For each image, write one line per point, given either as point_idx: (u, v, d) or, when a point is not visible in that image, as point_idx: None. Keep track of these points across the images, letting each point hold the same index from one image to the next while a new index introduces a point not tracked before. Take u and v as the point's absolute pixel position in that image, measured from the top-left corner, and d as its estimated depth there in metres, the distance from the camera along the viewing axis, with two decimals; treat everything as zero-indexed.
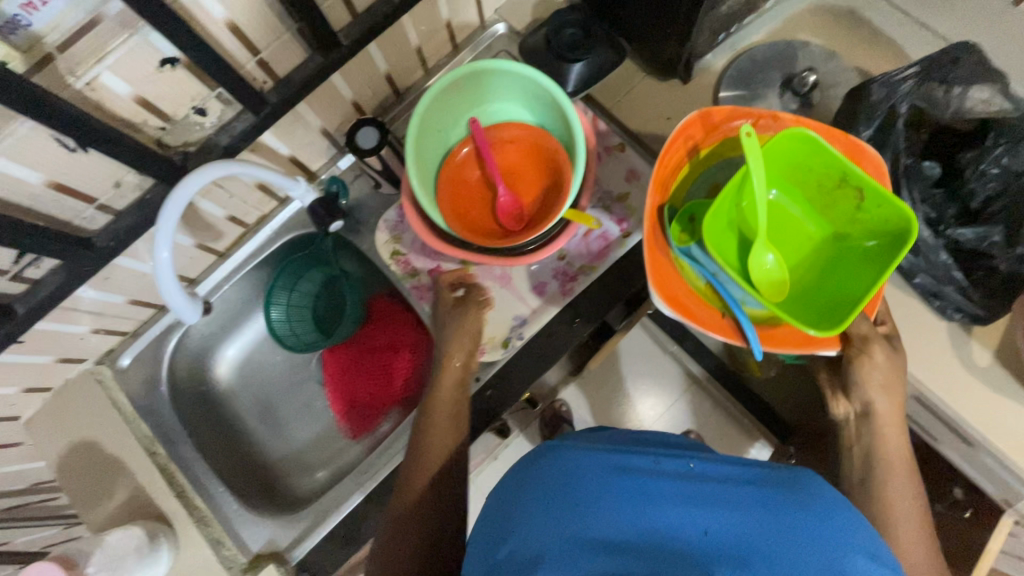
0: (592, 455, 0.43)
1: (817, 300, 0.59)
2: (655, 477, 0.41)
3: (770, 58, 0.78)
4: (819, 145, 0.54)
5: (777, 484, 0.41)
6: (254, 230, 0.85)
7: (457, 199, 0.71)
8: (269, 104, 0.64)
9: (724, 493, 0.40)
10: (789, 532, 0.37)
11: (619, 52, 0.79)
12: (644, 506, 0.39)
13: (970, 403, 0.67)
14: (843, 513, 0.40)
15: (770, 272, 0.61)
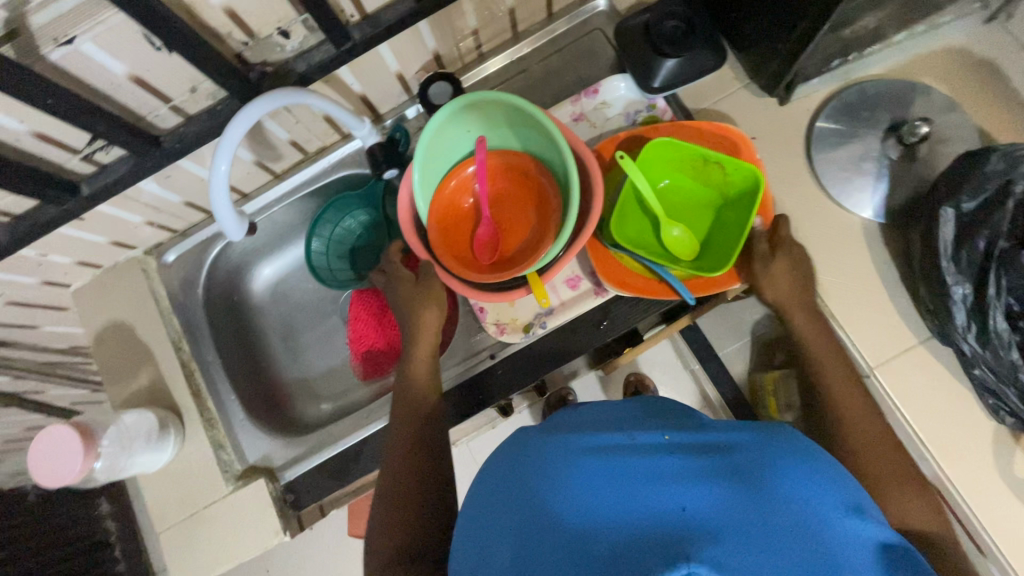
0: (561, 444, 0.45)
1: (716, 250, 0.68)
2: (629, 455, 0.42)
3: (883, 97, 0.72)
4: (672, 141, 0.66)
5: (745, 450, 0.43)
6: (312, 159, 0.86)
7: (446, 216, 0.71)
8: (352, 40, 0.63)
9: (694, 464, 0.40)
10: (767, 500, 0.37)
11: (719, 56, 0.74)
12: (617, 480, 0.39)
13: (995, 513, 0.63)
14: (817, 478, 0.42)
15: (683, 242, 0.70)
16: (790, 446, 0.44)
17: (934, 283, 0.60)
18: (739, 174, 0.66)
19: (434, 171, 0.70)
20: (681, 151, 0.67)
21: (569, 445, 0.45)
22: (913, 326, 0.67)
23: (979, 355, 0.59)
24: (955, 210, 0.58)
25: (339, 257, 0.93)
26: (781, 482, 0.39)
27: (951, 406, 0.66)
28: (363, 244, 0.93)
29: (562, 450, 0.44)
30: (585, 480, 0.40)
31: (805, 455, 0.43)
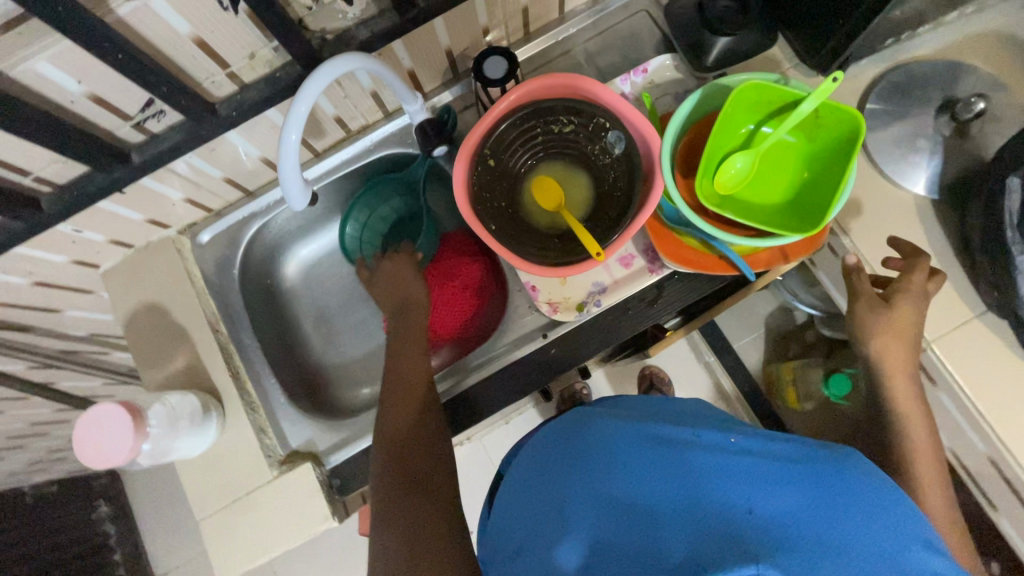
0: (632, 436, 0.47)
1: (815, 140, 0.64)
2: (698, 453, 0.43)
3: (932, 76, 0.73)
4: (766, 82, 0.61)
5: (818, 464, 0.43)
6: (354, 138, 0.84)
7: (693, 162, 0.69)
8: (417, 8, 0.62)
9: (756, 466, 0.42)
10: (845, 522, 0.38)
11: (770, 36, 0.75)
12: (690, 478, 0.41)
13: None
14: (883, 493, 0.42)
15: (740, 188, 0.66)
16: (860, 476, 0.42)
17: (998, 253, 0.61)
18: (834, 116, 0.60)
19: (717, 99, 0.68)
20: (775, 91, 0.61)
21: (633, 434, 0.47)
22: (969, 301, 0.68)
23: None
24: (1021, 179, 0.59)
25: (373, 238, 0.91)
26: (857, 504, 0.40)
27: (1007, 378, 0.67)
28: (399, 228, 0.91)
29: (638, 443, 0.46)
30: (664, 480, 0.42)
31: (871, 478, 0.42)
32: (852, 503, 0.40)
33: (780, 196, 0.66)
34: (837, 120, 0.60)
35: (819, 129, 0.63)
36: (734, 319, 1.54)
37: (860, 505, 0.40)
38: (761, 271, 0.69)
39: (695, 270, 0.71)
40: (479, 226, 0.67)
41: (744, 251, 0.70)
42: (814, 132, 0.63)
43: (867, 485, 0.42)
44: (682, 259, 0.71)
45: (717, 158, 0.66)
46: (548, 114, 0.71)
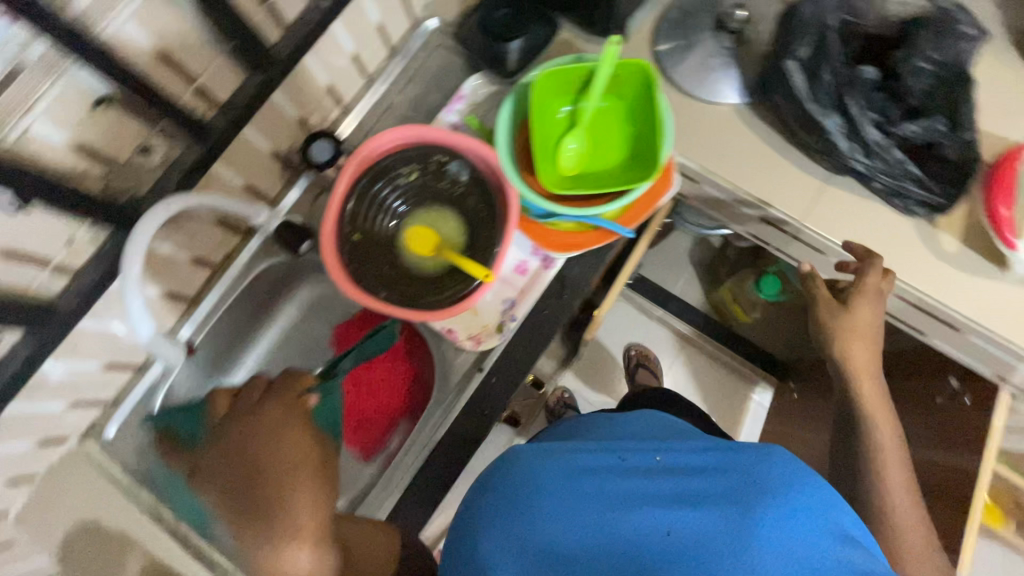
0: (566, 463, 0.53)
1: (624, 96, 0.69)
2: (622, 477, 0.51)
3: (698, 4, 0.81)
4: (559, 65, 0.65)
5: (733, 471, 0.49)
6: (222, 269, 0.82)
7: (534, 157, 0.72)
8: (215, 132, 0.62)
9: (672, 491, 0.49)
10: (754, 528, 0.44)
11: (552, 24, 0.80)
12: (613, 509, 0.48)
13: (952, 294, 0.70)
14: (801, 484, 0.47)
15: (583, 164, 0.70)
16: (778, 474, 0.48)
17: (812, 125, 0.67)
18: (628, 72, 0.66)
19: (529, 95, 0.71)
20: (571, 70, 0.66)
21: (565, 462, 0.53)
22: (815, 172, 0.75)
23: (873, 168, 0.67)
24: (796, 61, 0.65)
25: None
26: (771, 503, 0.45)
27: (873, 222, 0.73)
28: None
29: (572, 471, 0.52)
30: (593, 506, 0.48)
31: (787, 470, 0.48)
32: (765, 507, 0.45)
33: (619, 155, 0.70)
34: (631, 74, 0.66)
35: (622, 87, 0.68)
36: (661, 267, 1.66)
37: (765, 500, 0.45)
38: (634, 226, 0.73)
39: (580, 249, 0.75)
40: (366, 296, 0.67)
41: (615, 217, 0.73)
42: (619, 90, 0.68)
43: (780, 475, 0.47)
44: (565, 245, 0.75)
45: (551, 146, 0.70)
46: (392, 169, 0.73)
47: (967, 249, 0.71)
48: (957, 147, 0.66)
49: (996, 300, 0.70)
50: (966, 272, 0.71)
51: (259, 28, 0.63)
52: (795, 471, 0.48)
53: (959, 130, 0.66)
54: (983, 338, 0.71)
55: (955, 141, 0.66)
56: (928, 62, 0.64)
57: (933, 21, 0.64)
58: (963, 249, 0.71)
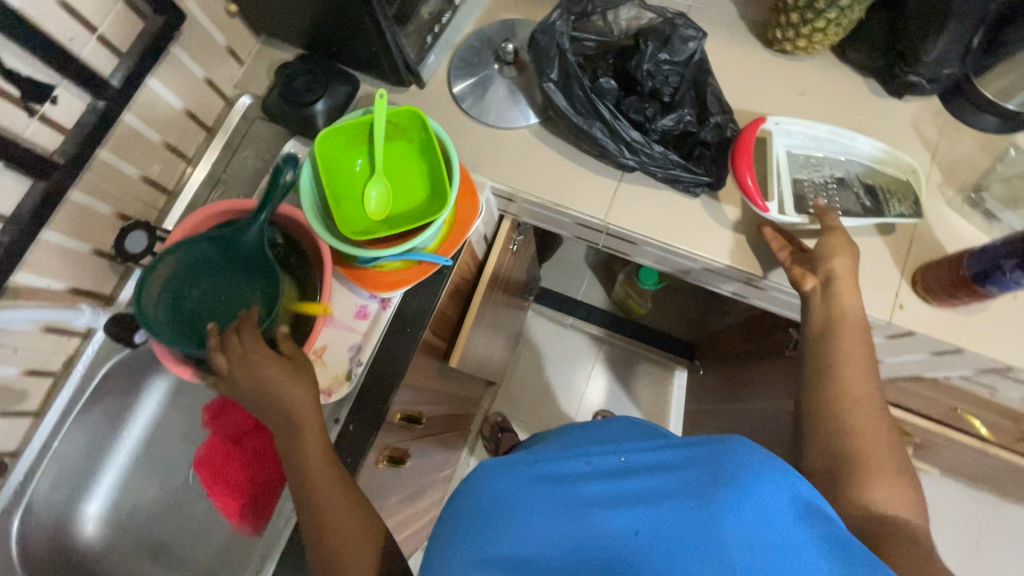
0: (517, 473, 0.45)
1: (410, 139, 0.75)
2: (580, 482, 0.43)
3: (483, 42, 0.88)
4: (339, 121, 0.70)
5: (701, 461, 0.42)
6: (65, 375, 0.81)
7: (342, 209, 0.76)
8: (3, 245, 0.64)
9: (635, 488, 0.41)
10: (730, 530, 0.37)
11: (352, 83, 0.87)
12: (572, 515, 0.40)
13: (744, 255, 0.78)
14: (775, 473, 0.40)
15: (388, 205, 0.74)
16: (747, 463, 0.40)
17: (583, 135, 0.74)
18: (405, 116, 0.72)
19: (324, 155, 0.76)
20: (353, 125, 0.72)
21: (514, 469, 0.45)
22: (609, 173, 0.82)
23: (642, 163, 0.74)
24: (552, 83, 0.72)
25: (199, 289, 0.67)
26: (733, 495, 0.38)
27: (665, 207, 0.80)
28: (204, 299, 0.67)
29: (525, 479, 0.44)
30: (548, 518, 0.40)
31: (760, 456, 0.41)
32: (738, 504, 0.38)
33: (420, 191, 0.75)
34: (408, 117, 0.73)
35: (406, 131, 0.74)
36: (561, 276, 1.73)
37: (731, 495, 0.38)
38: (453, 253, 0.78)
39: (408, 286, 0.77)
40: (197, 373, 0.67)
41: (434, 247, 0.78)
42: (405, 134, 0.75)
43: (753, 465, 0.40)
44: (393, 284, 0.77)
45: (354, 195, 0.74)
46: None
47: (748, 215, 0.79)
48: (710, 131, 0.75)
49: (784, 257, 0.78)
50: (752, 235, 0.78)
51: (34, 138, 0.65)
52: (761, 458, 0.40)
53: (705, 117, 0.75)
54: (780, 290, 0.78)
55: (705, 127, 0.75)
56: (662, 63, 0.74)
57: (660, 29, 0.74)
58: (745, 216, 0.79)
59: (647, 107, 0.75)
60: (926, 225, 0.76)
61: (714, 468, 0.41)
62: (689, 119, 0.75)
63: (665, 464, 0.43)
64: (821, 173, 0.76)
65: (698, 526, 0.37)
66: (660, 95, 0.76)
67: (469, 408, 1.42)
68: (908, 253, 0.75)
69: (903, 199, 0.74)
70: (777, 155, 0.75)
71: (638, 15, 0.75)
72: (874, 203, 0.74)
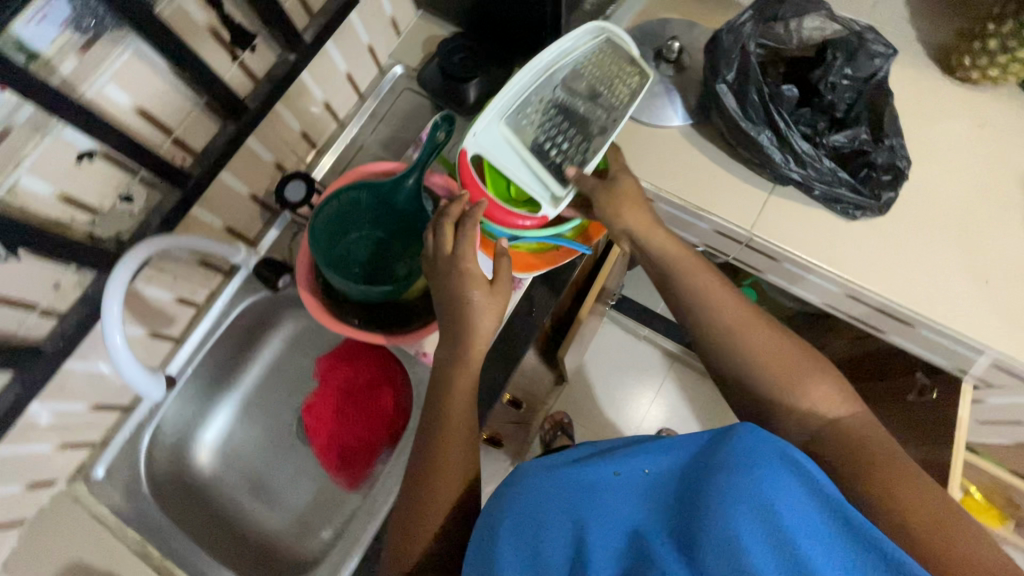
0: (549, 471, 0.48)
1: None
2: (605, 476, 0.45)
3: (641, 37, 0.88)
4: None
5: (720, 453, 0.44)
6: (206, 307, 0.87)
7: None
8: (194, 178, 0.68)
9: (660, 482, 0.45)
10: (747, 509, 0.38)
11: (506, 65, 0.88)
12: (599, 503, 0.43)
13: (898, 286, 0.74)
14: (791, 463, 0.41)
15: None
16: (762, 450, 0.42)
17: (747, 142, 0.73)
18: None
19: None
20: None
21: (544, 469, 0.49)
22: (759, 184, 0.80)
23: (807, 177, 0.72)
24: (725, 85, 0.71)
25: (363, 240, 0.76)
26: (741, 479, 0.40)
27: (816, 225, 0.77)
28: (363, 248, 0.76)
29: (553, 478, 0.47)
30: (571, 509, 0.43)
31: (778, 446, 0.42)
32: (758, 488, 0.39)
33: None
34: None
35: None
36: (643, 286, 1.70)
37: (746, 481, 0.40)
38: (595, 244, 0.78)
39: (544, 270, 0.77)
40: (342, 326, 0.71)
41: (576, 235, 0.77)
42: None
43: (772, 455, 0.42)
44: (527, 266, 0.77)
45: None
46: None
47: (905, 246, 0.75)
48: (884, 154, 0.72)
49: (941, 296, 0.73)
50: (909, 268, 0.75)
51: (232, 82, 0.69)
52: (771, 445, 0.42)
53: (883, 138, 0.72)
54: (931, 330, 0.75)
55: (880, 149, 0.72)
56: (846, 78, 0.71)
57: (846, 41, 0.71)
58: (903, 246, 0.75)
59: (818, 121, 0.73)
60: None
61: (731, 458, 0.42)
62: (862, 137, 0.72)
63: (689, 458, 0.46)
64: (543, 106, 0.65)
65: (718, 508, 0.39)
66: (834, 111, 0.73)
67: (541, 403, 1.42)
68: None
69: (617, 87, 0.68)
70: (497, 153, 0.63)
71: (823, 25, 0.71)
72: (602, 107, 0.67)
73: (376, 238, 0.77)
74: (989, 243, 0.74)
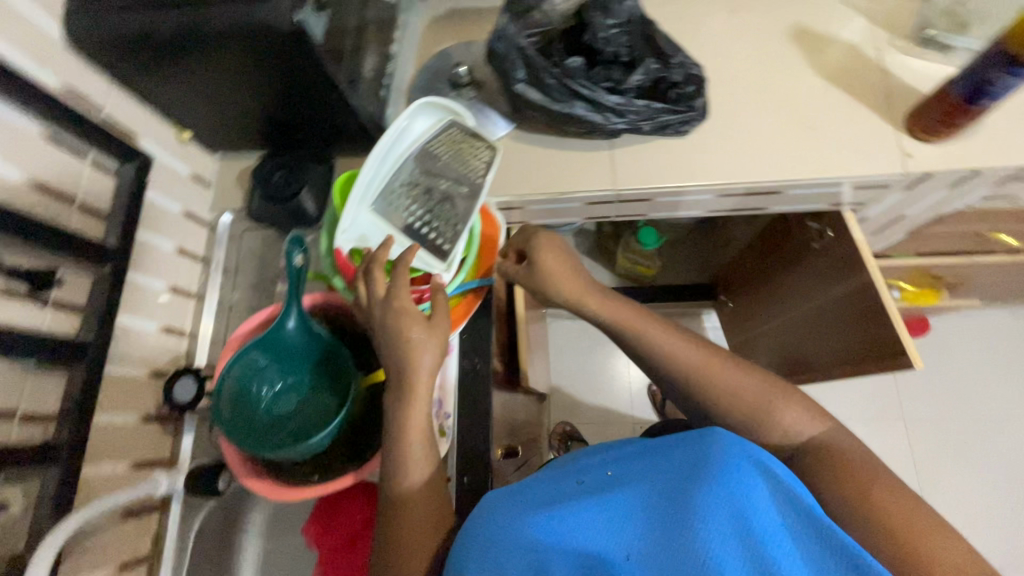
0: (525, 503, 0.52)
1: None
2: (586, 496, 0.51)
3: (431, 76, 0.91)
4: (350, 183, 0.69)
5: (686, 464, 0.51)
6: (157, 554, 0.77)
7: None
8: (66, 442, 0.60)
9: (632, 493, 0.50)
10: (709, 511, 0.45)
11: (324, 160, 0.88)
12: (579, 519, 0.48)
13: (752, 167, 0.81)
14: (748, 465, 0.49)
15: None
16: (724, 459, 0.49)
17: (567, 118, 0.76)
18: None
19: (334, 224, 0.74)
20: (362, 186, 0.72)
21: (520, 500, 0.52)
22: (598, 145, 0.84)
23: (630, 120, 0.77)
24: (521, 83, 0.75)
25: (282, 396, 0.71)
26: (705, 489, 0.47)
27: (661, 155, 0.83)
28: (286, 403, 0.71)
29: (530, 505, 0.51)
30: (548, 526, 0.47)
31: (735, 450, 0.50)
32: (716, 492, 0.46)
33: None
34: None
35: None
36: None
37: (705, 485, 0.47)
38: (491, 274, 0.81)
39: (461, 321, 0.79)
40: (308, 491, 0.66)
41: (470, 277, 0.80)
42: None
43: (726, 458, 0.50)
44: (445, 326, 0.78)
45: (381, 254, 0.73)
46: None
47: (737, 131, 0.82)
48: (678, 69, 0.78)
49: (787, 156, 0.81)
50: (751, 148, 0.82)
51: (56, 326, 0.62)
52: (737, 454, 0.50)
53: (670, 56, 0.79)
54: (796, 188, 0.82)
55: (673, 66, 0.78)
56: (613, 27, 0.76)
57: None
58: (736, 133, 0.82)
59: (611, 71, 0.78)
60: (893, 77, 0.83)
61: (695, 468, 0.50)
62: (655, 65, 0.78)
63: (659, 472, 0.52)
64: (398, 189, 0.70)
65: (687, 515, 0.46)
66: (619, 57, 0.79)
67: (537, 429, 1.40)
68: (890, 106, 0.81)
69: (473, 160, 0.73)
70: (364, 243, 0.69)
71: None
72: (463, 183, 0.72)
73: (294, 386, 0.72)
74: (794, 95, 0.83)
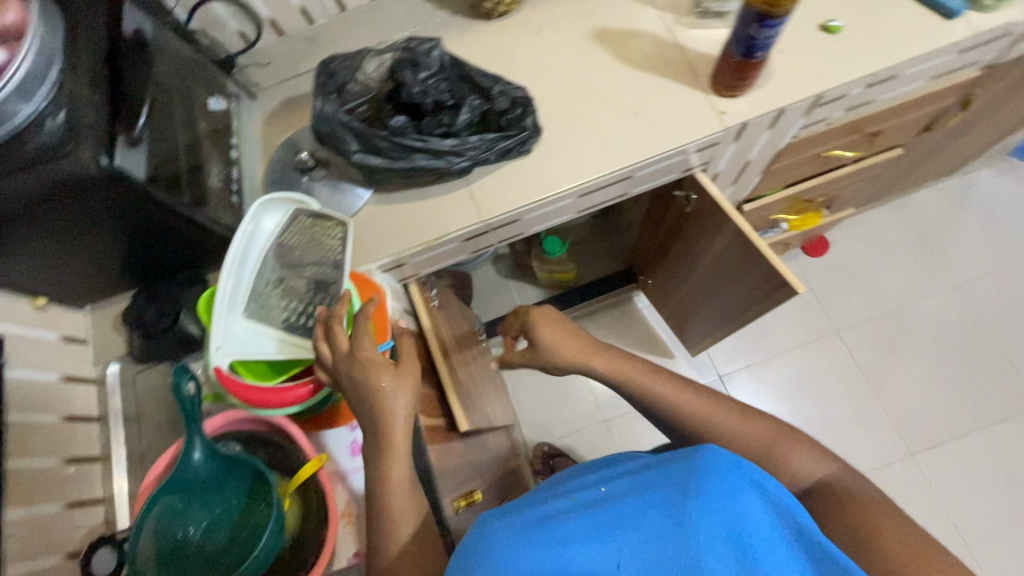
0: (516, 526, 0.47)
1: None
2: (584, 515, 0.48)
3: (280, 168, 0.92)
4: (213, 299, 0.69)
5: (680, 473, 0.50)
6: None
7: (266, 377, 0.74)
8: None
9: (625, 507, 0.48)
10: (706, 526, 0.45)
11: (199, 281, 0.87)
12: (578, 543, 0.45)
13: (598, 163, 0.86)
14: (742, 472, 0.49)
15: None
16: (721, 468, 0.49)
17: (411, 172, 0.79)
18: None
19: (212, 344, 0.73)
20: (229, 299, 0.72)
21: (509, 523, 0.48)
22: (455, 185, 0.87)
23: (471, 156, 0.80)
24: (358, 153, 0.78)
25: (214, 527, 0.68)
26: (705, 500, 0.46)
27: (514, 177, 0.87)
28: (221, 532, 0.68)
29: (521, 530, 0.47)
30: (545, 552, 0.44)
31: (731, 459, 0.50)
32: (715, 505, 0.46)
33: None
34: None
35: None
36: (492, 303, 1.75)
37: (703, 495, 0.47)
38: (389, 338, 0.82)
39: None
40: None
41: None
42: None
43: (721, 466, 0.49)
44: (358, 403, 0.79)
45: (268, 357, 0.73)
46: None
47: (574, 136, 0.88)
48: (499, 100, 0.84)
49: (624, 144, 0.87)
50: (591, 146, 0.87)
51: None
52: (737, 465, 0.50)
53: (488, 91, 0.84)
54: (643, 169, 0.88)
55: (494, 99, 0.84)
56: (425, 79, 0.82)
57: (400, 61, 0.82)
58: (573, 138, 0.88)
59: (439, 117, 0.83)
60: (689, 50, 0.92)
61: (689, 476, 0.49)
62: (477, 103, 0.84)
63: (653, 482, 0.50)
64: (265, 290, 0.71)
65: (688, 532, 0.45)
66: (442, 103, 0.83)
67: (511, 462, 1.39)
68: (695, 75, 0.90)
69: (329, 242, 0.75)
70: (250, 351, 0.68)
71: (378, 62, 0.83)
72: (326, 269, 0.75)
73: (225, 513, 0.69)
74: (611, 90, 0.90)
